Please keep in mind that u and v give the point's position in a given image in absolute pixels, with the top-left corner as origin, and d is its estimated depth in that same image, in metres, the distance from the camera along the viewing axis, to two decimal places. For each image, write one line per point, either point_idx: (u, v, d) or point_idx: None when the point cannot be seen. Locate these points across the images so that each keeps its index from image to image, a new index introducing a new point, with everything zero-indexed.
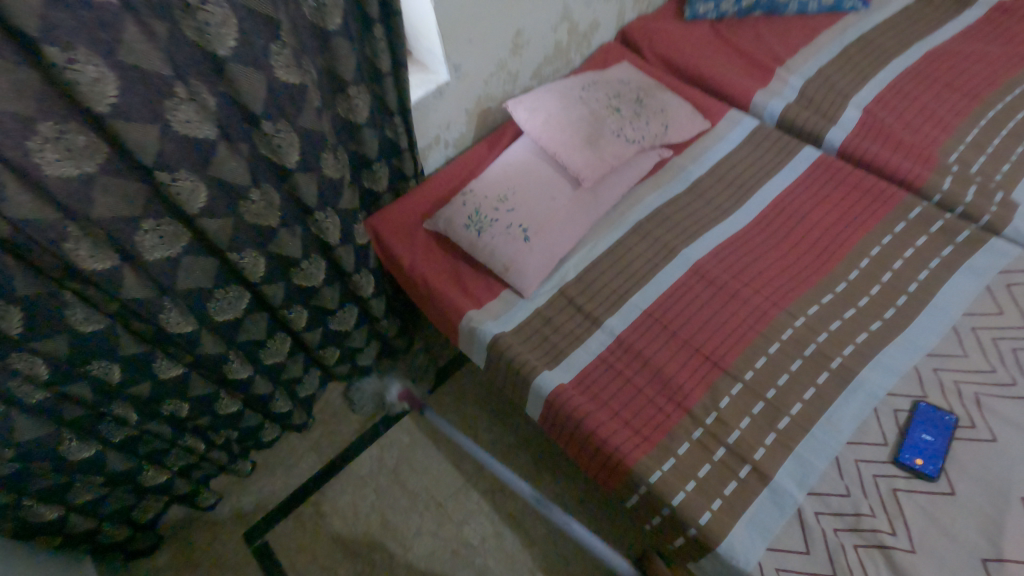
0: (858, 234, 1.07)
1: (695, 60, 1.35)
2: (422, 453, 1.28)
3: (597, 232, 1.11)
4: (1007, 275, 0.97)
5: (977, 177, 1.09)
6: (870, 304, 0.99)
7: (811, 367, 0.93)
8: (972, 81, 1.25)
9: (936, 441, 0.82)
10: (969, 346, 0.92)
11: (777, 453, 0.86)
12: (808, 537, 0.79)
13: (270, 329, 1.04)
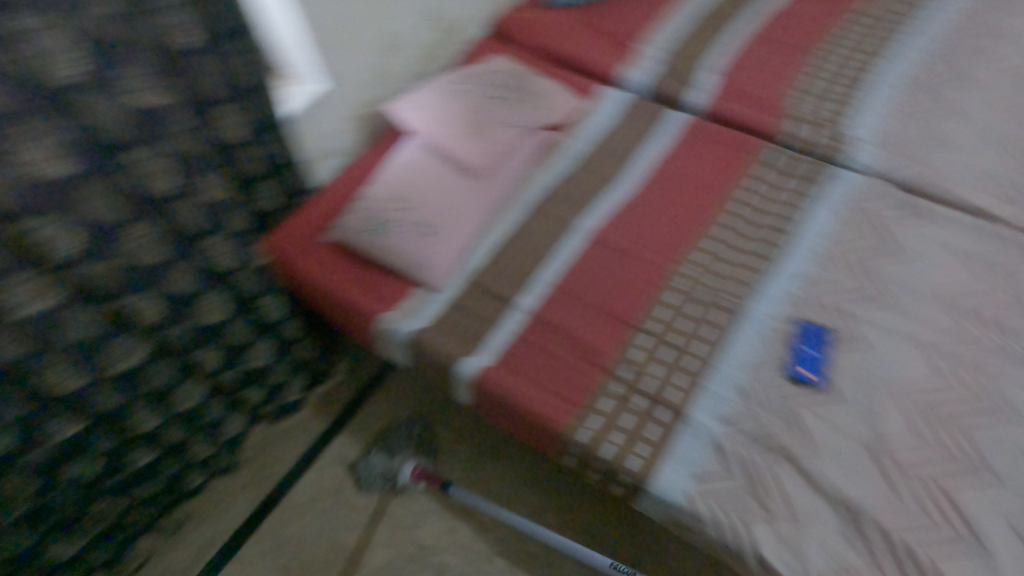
0: (729, 182, 1.17)
1: (563, 43, 1.42)
2: (402, 493, 1.22)
3: (496, 217, 1.15)
4: (853, 201, 1.13)
5: (817, 120, 1.24)
6: (749, 243, 1.09)
7: (707, 308, 1.01)
8: (800, 37, 1.41)
9: (820, 352, 0.94)
10: (833, 266, 1.04)
11: (691, 392, 0.92)
12: (729, 460, 0.86)
13: (180, 375, 0.99)
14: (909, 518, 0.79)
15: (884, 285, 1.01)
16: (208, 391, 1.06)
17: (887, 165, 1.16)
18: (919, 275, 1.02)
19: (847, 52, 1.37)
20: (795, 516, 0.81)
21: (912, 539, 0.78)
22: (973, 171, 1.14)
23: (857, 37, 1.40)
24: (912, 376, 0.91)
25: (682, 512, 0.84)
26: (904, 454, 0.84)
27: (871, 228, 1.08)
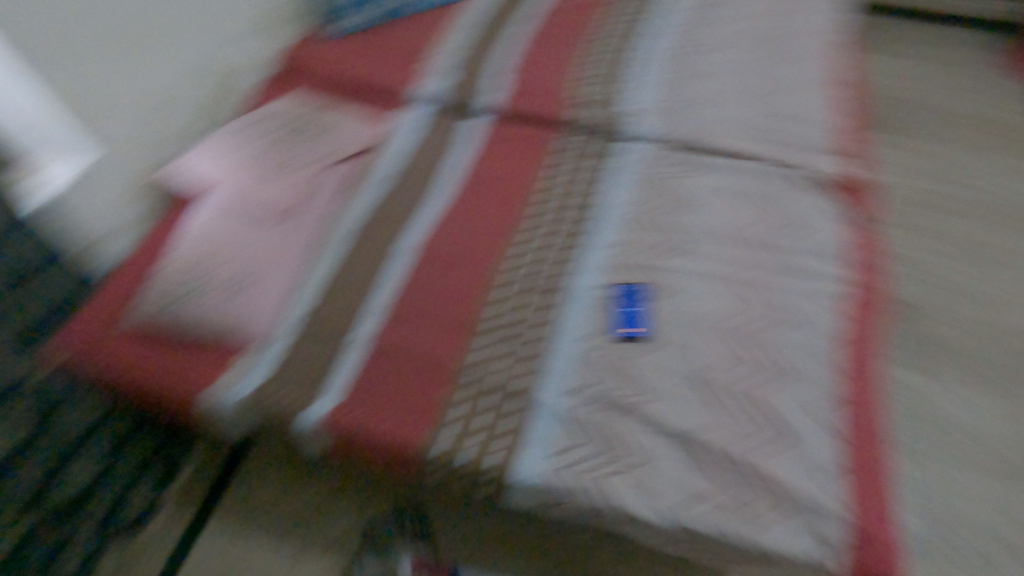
0: (531, 175, 1.25)
1: (351, 71, 1.43)
2: None
3: (315, 254, 1.11)
4: (645, 167, 1.24)
5: (596, 103, 1.37)
6: (559, 225, 1.17)
7: (533, 293, 1.07)
8: (568, 31, 1.55)
9: (639, 307, 1.04)
10: (637, 229, 1.15)
11: (535, 376, 0.97)
12: (581, 429, 0.91)
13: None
14: (736, 430, 0.90)
15: (679, 234, 1.13)
16: (32, 528, 0.96)
17: (663, 129, 1.30)
18: (705, 219, 1.15)
19: (611, 37, 1.53)
20: (645, 461, 0.88)
21: (741, 448, 0.88)
22: (730, 122, 1.32)
23: (616, 23, 1.57)
24: (714, 308, 1.03)
25: (549, 490, 0.87)
26: (721, 378, 0.95)
27: (662, 187, 1.21)
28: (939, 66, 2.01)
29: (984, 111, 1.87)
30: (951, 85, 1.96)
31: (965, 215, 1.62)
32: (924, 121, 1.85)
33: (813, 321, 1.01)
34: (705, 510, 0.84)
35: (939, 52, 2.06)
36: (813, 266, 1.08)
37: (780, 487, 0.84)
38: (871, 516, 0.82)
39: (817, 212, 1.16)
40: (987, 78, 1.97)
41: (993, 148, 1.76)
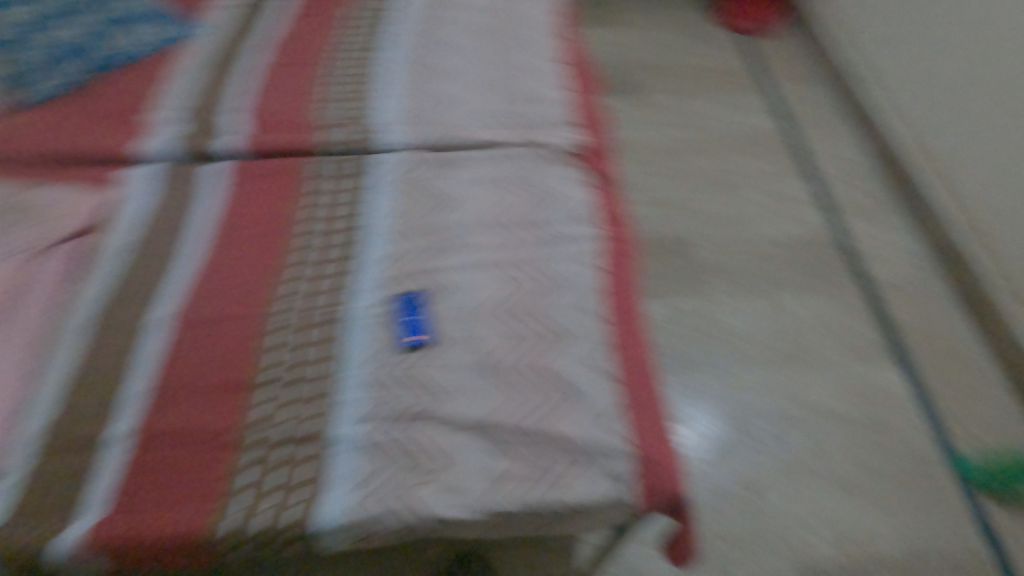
0: (288, 208, 1.20)
1: (59, 141, 1.26)
2: None
3: (45, 357, 0.96)
4: (402, 174, 1.25)
5: (344, 121, 1.35)
6: (327, 252, 1.14)
7: (310, 330, 1.04)
8: (304, 54, 1.50)
9: (419, 314, 1.05)
10: (405, 238, 1.16)
11: (325, 414, 0.94)
12: (382, 452, 0.90)
13: None
14: (525, 403, 0.94)
15: (445, 233, 1.16)
16: None
17: (414, 134, 1.32)
18: (467, 213, 1.20)
19: (349, 54, 1.52)
20: (448, 461, 0.89)
21: (532, 419, 0.92)
22: (475, 114, 1.37)
23: (352, 38, 1.56)
24: (489, 295, 1.08)
25: (361, 524, 0.85)
26: (506, 358, 1.00)
27: (422, 191, 1.23)
28: (659, 30, 2.29)
29: (701, 63, 2.17)
30: (672, 45, 2.24)
31: (700, 154, 1.89)
32: (656, 80, 2.11)
33: (576, 280, 1.10)
34: (512, 488, 0.87)
35: (658, 18, 2.34)
36: (568, 231, 1.17)
37: (572, 443, 0.90)
38: (651, 441, 0.91)
39: (565, 181, 1.26)
40: (697, 34, 2.28)
41: (712, 93, 2.08)
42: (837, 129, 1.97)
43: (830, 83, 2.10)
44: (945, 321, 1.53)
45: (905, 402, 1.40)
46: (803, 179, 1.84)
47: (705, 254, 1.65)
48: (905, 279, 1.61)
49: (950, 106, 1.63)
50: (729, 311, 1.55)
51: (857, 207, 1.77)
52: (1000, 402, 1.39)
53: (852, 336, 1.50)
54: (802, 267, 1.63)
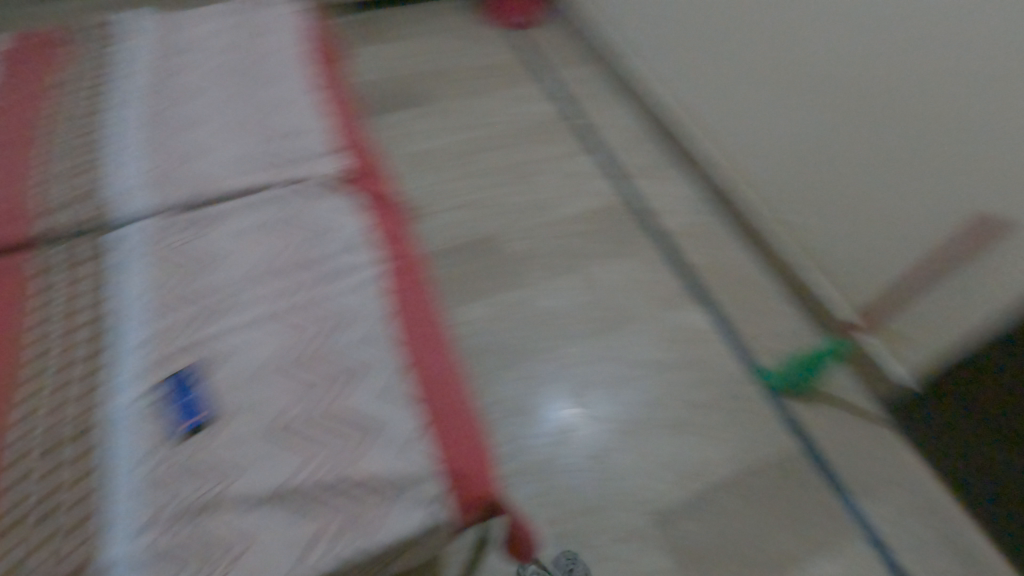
0: (14, 314, 1.03)
1: None
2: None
3: None
4: (153, 243, 1.13)
5: (72, 200, 1.19)
6: (72, 351, 0.98)
7: (62, 446, 0.89)
8: (9, 134, 1.30)
9: (192, 395, 0.94)
10: (165, 311, 1.04)
11: (93, 537, 0.81)
12: (170, 560, 0.80)
13: None
14: (323, 455, 0.89)
15: (212, 295, 1.06)
16: None
17: (159, 198, 1.20)
18: (235, 268, 1.11)
19: (68, 123, 1.34)
20: (248, 545, 0.81)
21: (334, 470, 0.87)
22: (229, 162, 1.27)
23: (69, 104, 1.38)
24: (270, 350, 1.00)
25: None
26: (297, 412, 0.93)
27: (179, 256, 1.11)
28: (432, 37, 2.30)
29: (477, 62, 2.23)
30: (447, 49, 2.26)
31: (492, 152, 1.93)
32: (438, 87, 2.12)
33: (363, 310, 1.06)
34: (322, 549, 0.82)
35: (427, 24, 2.35)
36: (346, 261, 1.13)
37: (378, 481, 0.87)
38: (455, 453, 0.92)
39: (336, 212, 1.22)
40: (469, 34, 2.32)
41: (494, 90, 2.13)
42: (610, 101, 2.11)
43: (596, 59, 2.25)
44: (730, 253, 1.69)
45: (712, 334, 1.53)
46: (589, 153, 1.95)
47: (514, 248, 1.69)
48: (691, 224, 1.77)
49: (688, 64, 1.81)
50: (547, 295, 1.59)
51: (640, 168, 1.91)
52: (785, 311, 1.57)
53: (658, 287, 1.62)
54: (603, 237, 1.73)
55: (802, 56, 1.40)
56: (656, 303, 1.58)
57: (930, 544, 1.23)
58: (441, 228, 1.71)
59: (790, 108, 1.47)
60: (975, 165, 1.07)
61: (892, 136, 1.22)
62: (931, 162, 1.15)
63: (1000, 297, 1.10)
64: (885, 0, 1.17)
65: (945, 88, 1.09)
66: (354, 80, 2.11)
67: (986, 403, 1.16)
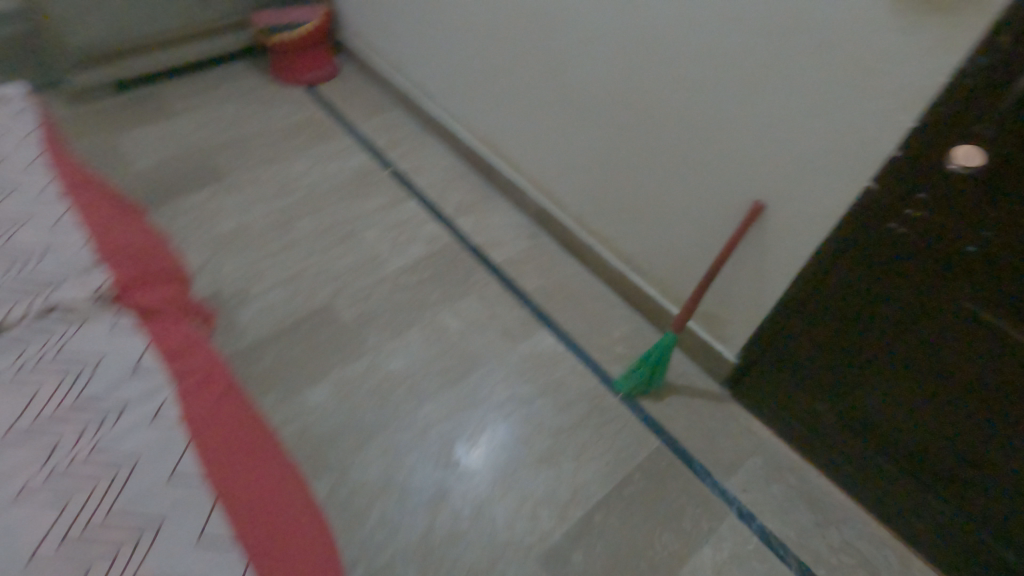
0: None
1: None
2: None
3: None
4: None
5: None
6: None
7: None
8: None
9: None
10: None
11: None
12: None
13: None
14: None
15: None
16: None
17: None
18: None
19: None
20: None
21: None
22: None
23: None
24: (36, 533, 0.75)
25: None
26: None
27: None
28: (217, 108, 2.12)
29: (273, 126, 2.09)
30: (236, 118, 2.10)
31: (306, 217, 1.81)
32: (234, 160, 1.95)
33: (163, 445, 0.87)
34: None
35: (209, 94, 2.17)
36: (136, 391, 0.93)
37: None
38: None
39: (115, 333, 1.00)
40: (259, 99, 2.18)
41: (297, 152, 2.01)
42: (421, 144, 2.09)
43: (398, 105, 2.23)
44: (563, 271, 1.74)
45: (563, 355, 1.54)
46: (410, 199, 1.90)
47: (349, 315, 1.57)
48: (522, 251, 1.79)
49: (481, 99, 1.85)
50: (392, 358, 1.49)
51: (463, 205, 1.90)
52: (623, 316, 1.64)
53: (503, 321, 1.60)
54: (439, 282, 1.68)
55: (575, 81, 1.48)
56: (504, 338, 1.57)
57: (790, 500, 1.32)
58: (261, 314, 1.55)
59: (579, 128, 1.54)
60: (734, 159, 1.18)
61: (666, 143, 1.31)
62: (701, 161, 1.25)
63: (781, 270, 1.20)
64: (619, 30, 1.28)
65: (693, 95, 1.19)
66: (130, 168, 1.86)
67: (802, 361, 1.27)
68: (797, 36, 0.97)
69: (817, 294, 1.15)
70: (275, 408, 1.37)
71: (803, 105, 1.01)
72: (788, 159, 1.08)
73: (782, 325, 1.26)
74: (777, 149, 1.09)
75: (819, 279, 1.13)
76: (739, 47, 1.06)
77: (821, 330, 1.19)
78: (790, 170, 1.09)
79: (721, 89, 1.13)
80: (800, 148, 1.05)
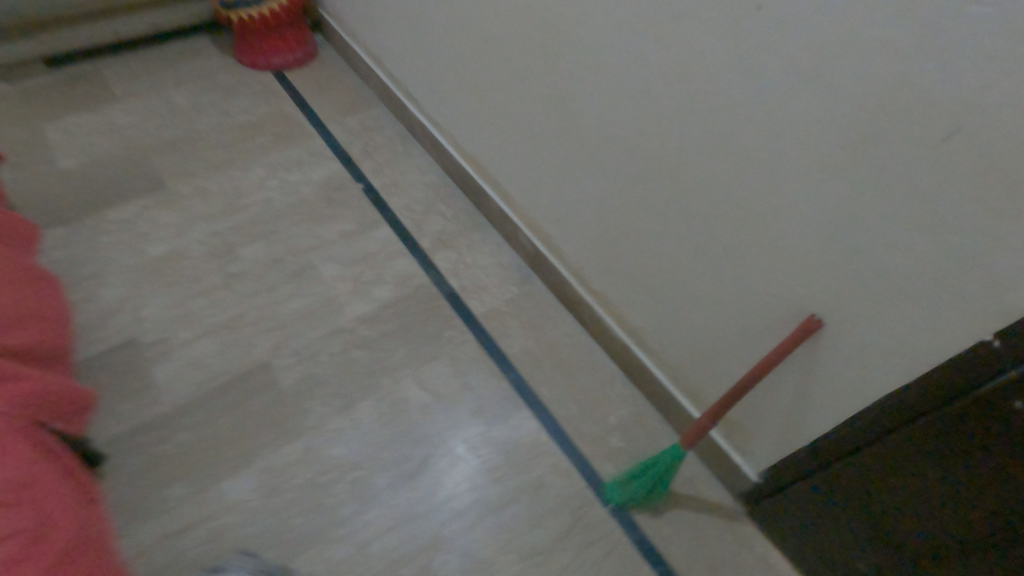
0: None
1: None
2: None
3: None
4: None
5: None
6: None
7: None
8: None
9: None
10: None
11: None
12: None
13: None
14: None
15: None
16: None
17: None
18: None
19: None
20: None
21: None
22: None
23: None
24: None
25: None
26: None
27: None
28: (167, 96, 1.81)
29: (231, 122, 1.78)
30: (188, 110, 1.78)
31: (255, 243, 1.51)
32: (178, 163, 1.65)
33: None
34: None
35: (160, 77, 1.86)
36: None
37: None
38: None
39: None
40: (219, 87, 1.86)
41: (255, 157, 1.70)
42: (403, 153, 1.78)
43: (381, 102, 1.90)
44: (556, 331, 1.45)
45: (545, 446, 1.27)
46: (382, 224, 1.60)
47: (291, 377, 1.30)
48: (508, 301, 1.49)
49: (474, 113, 1.54)
50: (335, 442, 1.22)
51: (444, 235, 1.60)
52: (622, 397, 1.35)
53: (477, 396, 1.33)
54: (406, 337, 1.39)
55: (584, 114, 1.17)
56: (477, 419, 1.29)
57: None
58: (183, 371, 1.27)
59: (587, 170, 1.24)
60: (789, 255, 0.89)
61: (700, 215, 1.01)
62: (743, 246, 0.96)
63: (845, 401, 0.91)
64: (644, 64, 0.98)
65: (741, 164, 0.89)
66: (52, 168, 1.57)
67: (858, 514, 0.97)
68: (906, 116, 0.67)
69: (911, 449, 0.84)
70: (184, 505, 1.11)
71: (903, 212, 0.72)
72: (867, 274, 0.79)
73: (843, 464, 0.95)
74: (853, 258, 0.80)
75: (922, 433, 0.81)
76: (810, 118, 0.77)
77: (885, 486, 0.90)
78: (873, 289, 0.79)
79: (781, 167, 0.84)
80: (888, 265, 0.76)
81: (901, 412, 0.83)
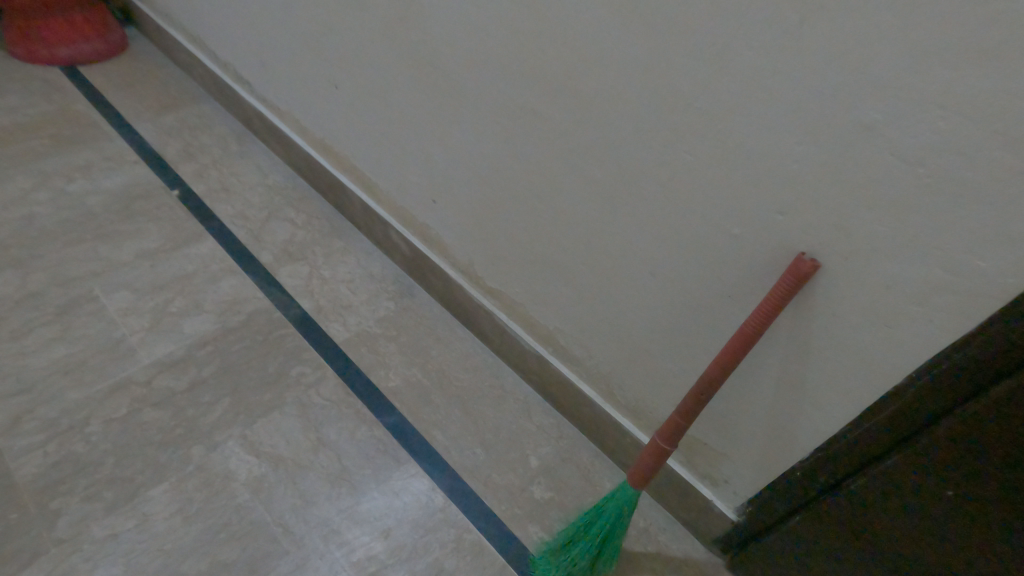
0: None
1: None
2: None
3: None
4: None
5: None
6: None
7: None
8: None
9: None
10: None
11: None
12: None
13: None
14: None
15: None
16: None
17: None
18: None
19: None
20: None
21: None
22: None
23: None
24: None
25: None
26: None
27: None
28: None
29: None
30: None
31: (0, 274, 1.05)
32: None
33: None
34: None
35: None
36: None
37: None
38: None
39: None
40: None
41: (18, 165, 1.24)
42: (238, 153, 1.39)
43: (211, 97, 1.52)
44: (449, 353, 1.09)
45: (442, 513, 0.88)
46: (203, 237, 1.19)
47: (33, 466, 0.83)
48: (382, 320, 1.12)
49: (311, 79, 1.18)
50: (100, 561, 0.77)
51: (293, 245, 1.21)
52: (543, 428, 1.00)
53: (338, 456, 0.92)
54: (230, 383, 0.97)
55: (436, 31, 0.85)
56: (339, 488, 0.88)
57: None
58: None
59: (457, 118, 0.91)
60: (743, 179, 0.60)
61: (613, 137, 0.70)
62: (684, 169, 0.64)
63: (855, 388, 0.62)
64: None
65: (670, 33, 0.59)
66: None
67: (881, 550, 0.66)
68: None
69: (986, 437, 0.53)
70: None
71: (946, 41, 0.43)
72: (889, 160, 0.49)
73: (872, 474, 0.64)
74: (869, 139, 0.50)
75: (1006, 408, 0.51)
76: None
77: (899, 500, 0.62)
78: (898, 191, 0.50)
79: (734, 13, 0.54)
80: (930, 131, 0.47)
81: (965, 376, 0.54)
